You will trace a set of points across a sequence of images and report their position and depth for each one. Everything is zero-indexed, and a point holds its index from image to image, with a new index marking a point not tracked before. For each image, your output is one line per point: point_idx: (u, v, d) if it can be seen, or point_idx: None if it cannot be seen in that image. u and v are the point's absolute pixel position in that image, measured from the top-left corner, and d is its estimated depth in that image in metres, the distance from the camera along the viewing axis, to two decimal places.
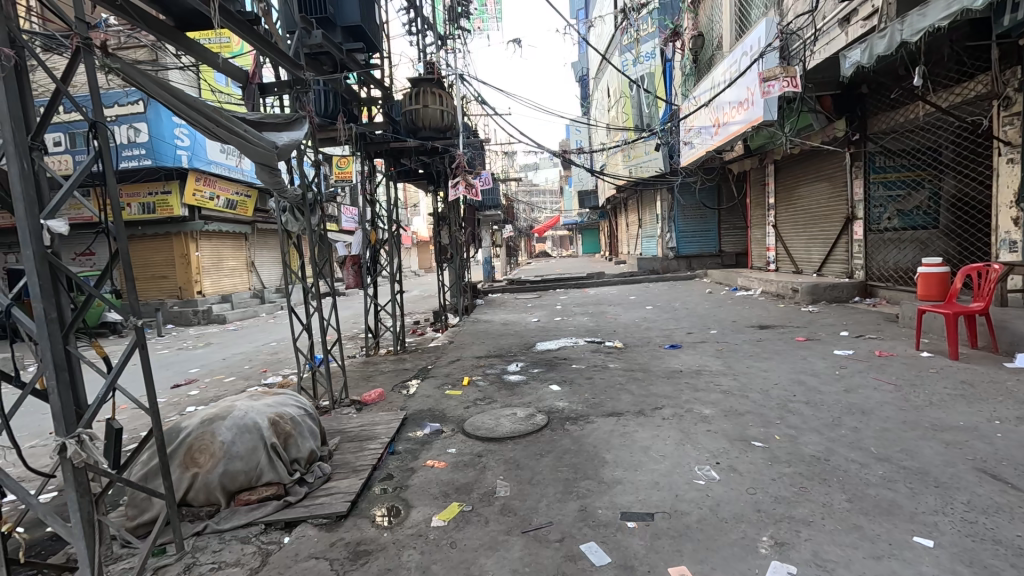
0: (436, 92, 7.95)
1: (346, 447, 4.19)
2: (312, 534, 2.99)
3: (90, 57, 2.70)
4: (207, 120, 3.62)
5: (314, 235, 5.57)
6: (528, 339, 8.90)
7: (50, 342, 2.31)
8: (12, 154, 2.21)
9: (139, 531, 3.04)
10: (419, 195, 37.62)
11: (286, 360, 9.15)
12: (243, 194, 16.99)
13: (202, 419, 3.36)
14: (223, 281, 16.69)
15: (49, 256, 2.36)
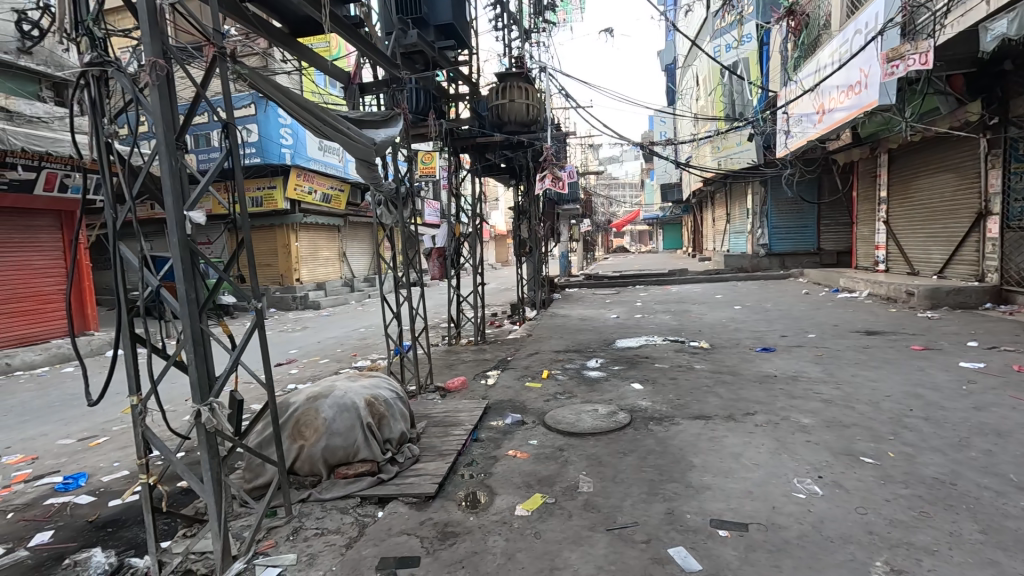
0: (523, 85, 7.99)
1: (432, 431, 4.36)
2: (403, 511, 3.16)
3: (226, 65, 3.01)
4: (316, 120, 3.90)
5: (406, 228, 5.85)
6: (608, 335, 8.75)
7: (190, 319, 2.61)
8: (164, 154, 2.50)
9: (255, 493, 3.37)
10: (498, 189, 38.33)
11: (374, 345, 9.71)
12: (337, 189, 18.16)
13: (308, 396, 3.63)
14: (319, 270, 17.99)
15: (191, 243, 2.67)
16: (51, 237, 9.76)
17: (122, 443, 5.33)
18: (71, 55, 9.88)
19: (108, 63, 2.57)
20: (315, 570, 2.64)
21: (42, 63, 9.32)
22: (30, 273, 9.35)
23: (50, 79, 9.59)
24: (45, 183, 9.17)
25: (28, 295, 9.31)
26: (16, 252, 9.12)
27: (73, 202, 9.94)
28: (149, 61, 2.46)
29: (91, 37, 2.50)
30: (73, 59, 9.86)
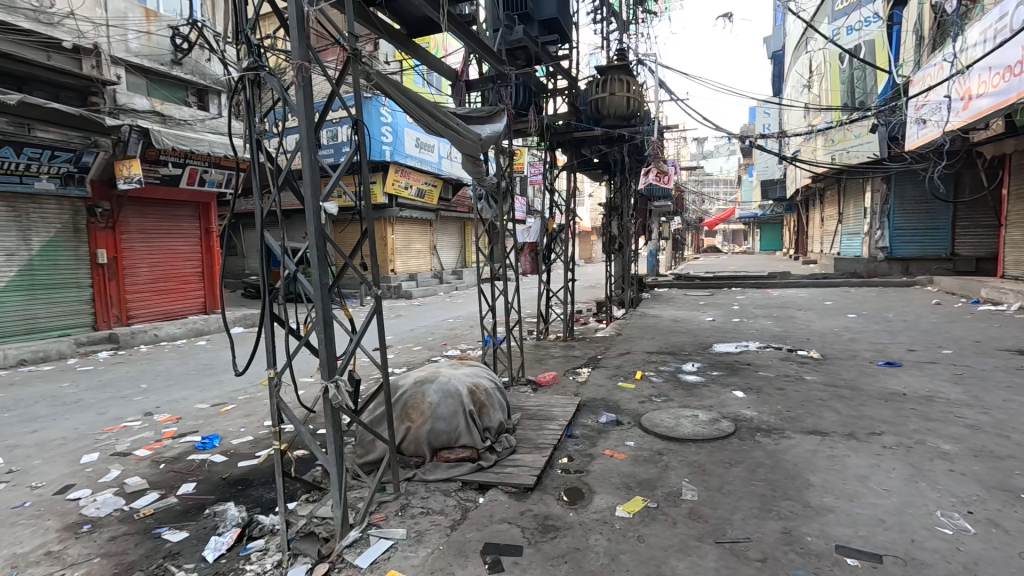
0: (624, 79, 7.87)
1: (528, 423, 4.41)
2: (503, 499, 3.22)
3: (356, 66, 3.22)
4: (430, 116, 4.07)
5: (505, 222, 5.96)
6: (703, 339, 8.35)
7: (322, 301, 2.83)
8: (306, 149, 2.73)
9: (367, 467, 3.60)
10: (586, 184, 37.75)
11: (464, 336, 10.01)
12: (431, 184, 18.91)
13: (415, 380, 3.81)
14: (411, 262, 18.91)
15: (325, 232, 2.89)
16: (191, 225, 11.07)
17: (246, 410, 5.94)
18: (213, 65, 11.06)
19: (261, 67, 2.85)
20: (423, 546, 2.77)
21: (189, 73, 10.49)
22: (174, 256, 10.71)
23: (195, 87, 10.74)
24: (188, 178, 10.38)
25: (172, 275, 10.67)
26: (164, 238, 10.50)
27: (209, 195, 11.16)
28: (298, 65, 2.70)
29: (249, 44, 2.78)
30: (214, 67, 11.01)
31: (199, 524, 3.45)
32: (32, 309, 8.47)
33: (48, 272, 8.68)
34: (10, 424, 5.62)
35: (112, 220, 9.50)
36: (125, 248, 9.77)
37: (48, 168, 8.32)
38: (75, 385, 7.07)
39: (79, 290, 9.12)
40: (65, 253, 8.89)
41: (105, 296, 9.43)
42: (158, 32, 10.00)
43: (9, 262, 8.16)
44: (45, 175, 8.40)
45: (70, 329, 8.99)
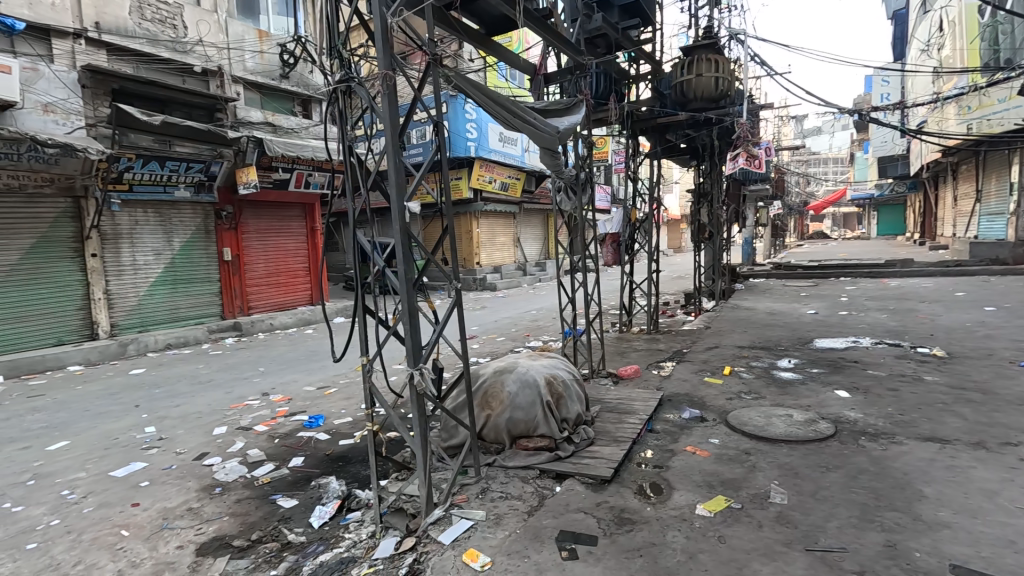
0: (712, 57, 7.41)
1: (607, 416, 4.40)
2: (579, 489, 3.26)
3: (436, 69, 3.37)
4: (506, 112, 4.13)
5: (584, 213, 5.92)
6: (803, 333, 7.72)
7: (406, 293, 3.03)
8: (391, 152, 2.93)
9: (450, 451, 3.81)
10: (674, 171, 36.10)
11: (545, 327, 10.12)
12: (514, 177, 19.13)
13: (494, 370, 3.95)
14: (496, 255, 19.33)
15: (409, 229, 3.08)
16: (298, 224, 12.17)
17: (346, 393, 6.50)
18: (315, 76, 11.97)
19: (351, 78, 3.10)
20: (501, 528, 2.90)
21: (296, 85, 11.43)
22: (285, 253, 11.87)
23: (301, 97, 11.70)
24: (296, 182, 11.42)
25: (283, 270, 11.83)
26: (276, 237, 11.67)
27: (313, 196, 12.21)
28: (383, 74, 2.90)
29: (341, 58, 3.05)
30: (316, 78, 11.91)
31: (307, 493, 3.87)
32: (175, 301, 9.83)
33: (186, 268, 10.01)
34: (160, 397, 6.64)
35: (234, 222, 10.72)
36: (246, 247, 11.01)
37: (185, 178, 9.57)
38: (209, 366, 8.14)
39: (209, 284, 10.42)
40: (198, 252, 10.19)
41: (230, 290, 10.70)
42: (270, 50, 10.98)
43: (156, 260, 9.53)
44: (183, 184, 9.68)
45: (204, 318, 10.33)
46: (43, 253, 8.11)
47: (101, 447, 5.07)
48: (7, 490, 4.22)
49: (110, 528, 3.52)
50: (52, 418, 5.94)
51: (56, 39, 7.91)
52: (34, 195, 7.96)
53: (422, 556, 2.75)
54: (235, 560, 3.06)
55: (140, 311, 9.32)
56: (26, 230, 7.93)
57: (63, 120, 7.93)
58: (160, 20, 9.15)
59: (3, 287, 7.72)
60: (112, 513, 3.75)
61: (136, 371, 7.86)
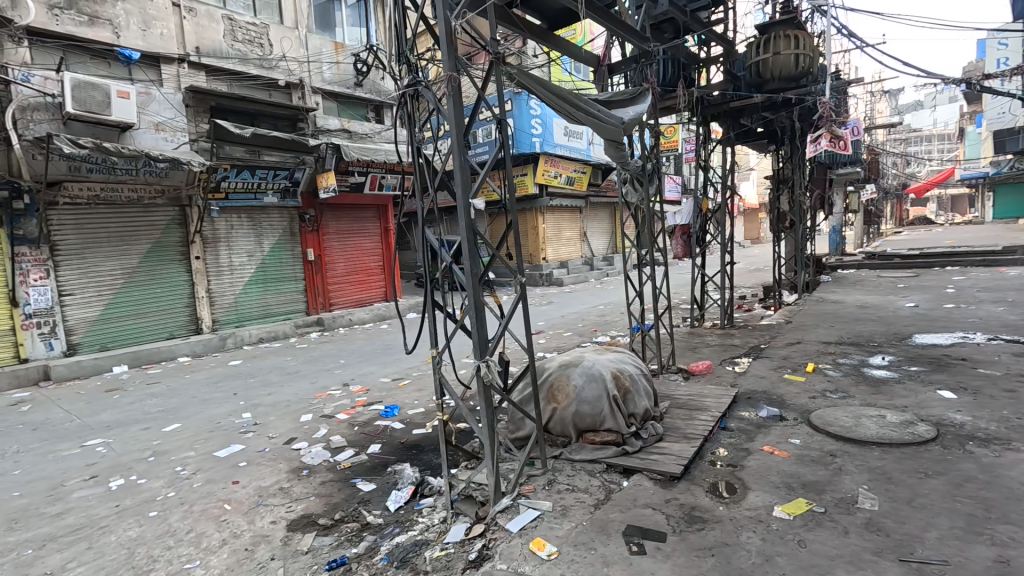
0: (791, 33, 6.89)
1: (677, 412, 4.28)
2: (648, 485, 3.21)
3: (499, 67, 3.41)
4: (569, 105, 4.10)
5: (652, 205, 5.77)
6: (901, 328, 7.05)
7: (472, 287, 3.11)
8: (456, 151, 3.03)
9: (517, 443, 3.88)
10: (750, 157, 34.07)
11: (613, 323, 9.96)
12: (580, 171, 18.91)
13: (559, 364, 3.96)
14: (562, 250, 19.24)
15: (474, 226, 3.17)
16: (373, 225, 12.80)
17: (419, 385, 6.78)
18: (386, 82, 12.49)
19: (418, 82, 3.24)
20: (568, 520, 2.92)
21: (369, 92, 12.02)
22: (362, 252, 12.53)
23: (373, 104, 12.27)
24: (370, 185, 12.02)
25: (360, 269, 12.51)
26: (354, 237, 12.35)
27: (386, 197, 12.77)
28: (448, 76, 3.00)
29: (409, 63, 3.19)
30: (387, 84, 12.42)
31: (383, 479, 4.10)
32: (266, 299, 10.70)
33: (275, 268, 10.85)
34: (255, 386, 7.29)
35: (316, 224, 11.48)
36: (326, 247, 11.74)
37: (273, 184, 10.37)
38: (296, 359, 8.80)
39: (296, 282, 11.22)
40: (285, 253, 11.00)
41: (313, 287, 11.48)
42: (345, 60, 11.61)
43: (249, 261, 10.41)
44: (271, 190, 10.48)
45: (292, 314, 11.15)
46: (156, 256, 9.12)
47: (207, 430, 5.65)
48: (133, 465, 4.82)
49: (216, 502, 3.94)
50: (166, 403, 6.70)
51: (164, 65, 8.85)
52: (150, 205, 9.00)
53: (490, 542, 2.84)
54: (321, 536, 3.32)
55: (237, 308, 10.24)
56: (144, 236, 8.97)
57: (172, 137, 8.89)
58: (250, 40, 9.94)
59: (126, 287, 8.79)
60: (216, 489, 4.18)
61: (235, 362, 8.66)
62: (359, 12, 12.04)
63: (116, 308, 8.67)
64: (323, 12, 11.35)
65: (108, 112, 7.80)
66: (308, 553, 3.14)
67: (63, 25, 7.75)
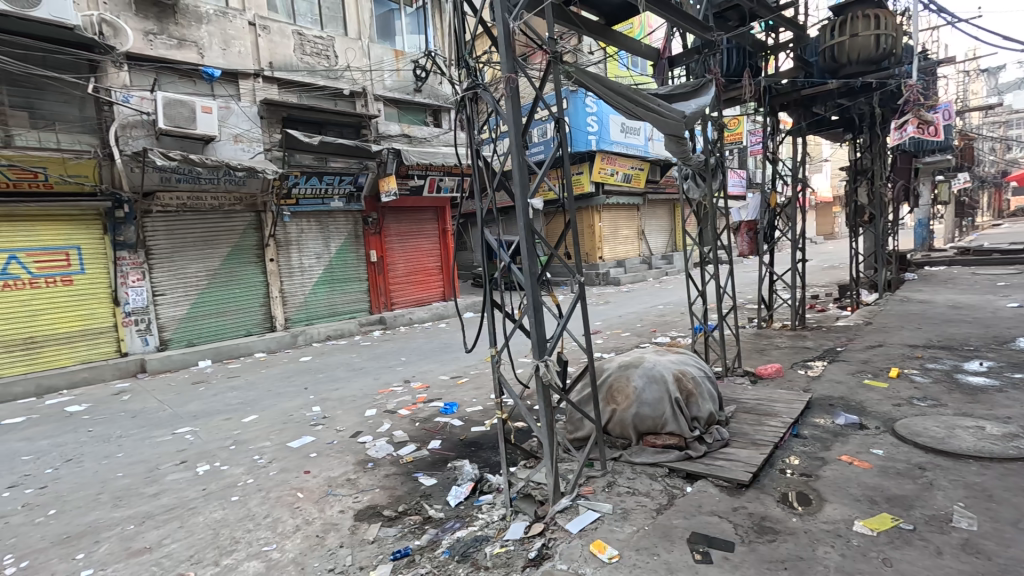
0: (871, 12, 6.34)
1: (744, 417, 4.10)
2: (714, 492, 3.10)
3: (558, 66, 3.40)
4: (628, 101, 4.02)
5: (715, 201, 5.55)
6: (1001, 331, 6.37)
7: (531, 287, 3.12)
8: (515, 151, 3.05)
9: (576, 443, 3.85)
10: (823, 147, 31.92)
11: (673, 323, 9.67)
12: (638, 168, 18.48)
13: (619, 364, 3.89)
14: (619, 248, 18.94)
15: (533, 225, 3.17)
16: (432, 227, 13.12)
17: (476, 384, 6.89)
18: (444, 87, 12.76)
19: (477, 85, 3.29)
20: (630, 523, 2.87)
21: (427, 97, 12.32)
22: (421, 253, 12.90)
23: (432, 108, 12.57)
24: (429, 187, 12.33)
25: (420, 269, 12.88)
26: (414, 238, 12.73)
27: (444, 199, 13.07)
28: (507, 78, 3.02)
29: (468, 67, 3.25)
30: (445, 89, 12.68)
31: (444, 474, 4.19)
32: (333, 299, 11.23)
33: (340, 269, 11.37)
34: (323, 381, 7.68)
35: (378, 227, 11.89)
36: (388, 248, 12.18)
37: (338, 190, 10.89)
38: (360, 356, 9.18)
39: (360, 282, 11.71)
40: (350, 254, 11.52)
41: (376, 288, 11.93)
42: (405, 67, 11.97)
43: (318, 262, 10.98)
44: (337, 195, 11.00)
45: (356, 313, 11.65)
46: (235, 259, 9.81)
47: (281, 422, 6.01)
48: (217, 452, 5.22)
49: (289, 490, 4.18)
50: (245, 396, 7.19)
51: (242, 80, 9.50)
52: (229, 212, 9.69)
53: (550, 542, 2.84)
54: (386, 527, 3.45)
55: (306, 307, 10.82)
56: (225, 240, 9.68)
57: (248, 147, 9.53)
58: (317, 53, 10.48)
59: (209, 288, 9.51)
60: (290, 477, 4.44)
61: (305, 359, 9.16)
62: (418, 19, 12.38)
63: (200, 307, 9.40)
64: (383, 22, 11.76)
65: (194, 126, 8.48)
66: (374, 543, 3.27)
67: (156, 49, 8.50)
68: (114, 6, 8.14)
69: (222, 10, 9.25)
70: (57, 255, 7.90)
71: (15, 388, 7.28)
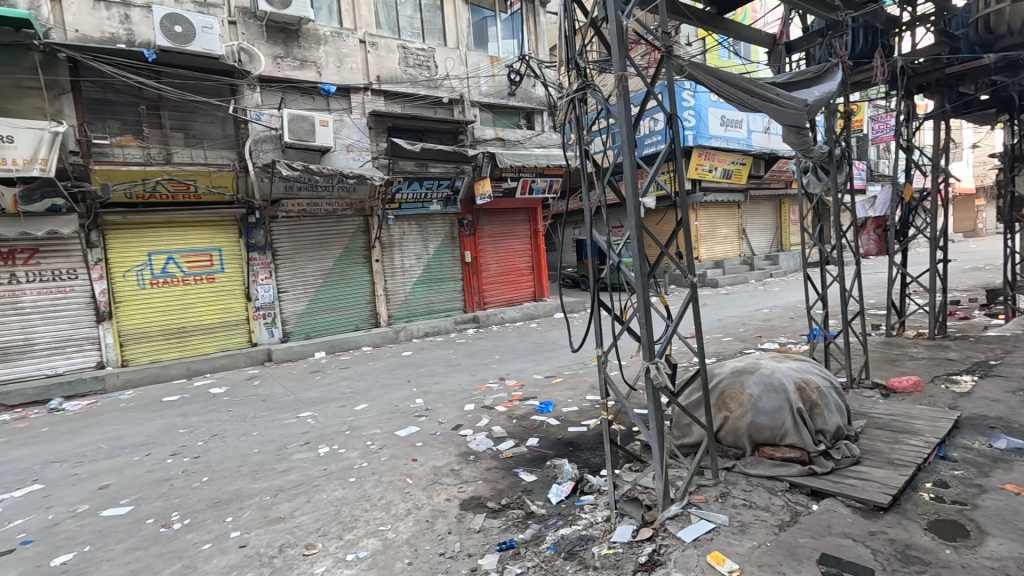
0: None
1: (877, 433, 3.72)
2: (845, 512, 2.85)
3: (670, 61, 3.31)
4: (745, 92, 3.80)
5: (840, 195, 5.08)
6: None
7: (641, 287, 3.07)
8: (627, 150, 3.01)
9: (684, 449, 3.73)
10: (964, 132, 27.85)
11: (781, 328, 8.98)
12: (740, 163, 17.34)
13: (732, 369, 3.70)
14: (717, 248, 17.94)
15: (643, 224, 3.11)
16: (523, 227, 13.31)
17: (571, 384, 6.87)
18: (538, 89, 12.86)
19: (587, 85, 3.30)
20: (749, 538, 2.72)
21: (521, 100, 12.50)
22: (513, 254, 13.13)
23: (525, 111, 12.74)
24: (522, 189, 12.48)
25: (512, 270, 13.11)
26: (506, 239, 12.99)
27: (536, 201, 13.20)
28: (619, 75, 3.00)
29: (579, 68, 3.27)
30: (538, 91, 12.79)
31: (544, 472, 4.25)
32: (430, 298, 11.79)
33: (438, 269, 11.91)
34: (424, 376, 8.09)
35: (473, 228, 12.29)
36: (482, 249, 12.55)
37: (437, 194, 11.42)
38: (457, 353, 9.54)
39: (455, 282, 12.18)
40: (446, 255, 12.02)
41: (470, 287, 12.33)
42: (500, 73, 12.25)
43: (417, 263, 11.59)
44: (436, 199, 11.54)
45: (451, 312, 12.13)
46: (346, 259, 10.64)
47: (388, 412, 6.43)
48: (335, 436, 5.71)
49: (400, 476, 4.47)
50: (356, 386, 7.79)
51: (353, 95, 10.27)
52: (341, 216, 10.54)
53: (661, 548, 2.78)
54: (491, 518, 3.57)
55: (407, 305, 11.48)
56: (337, 242, 10.53)
57: (359, 157, 10.30)
58: (419, 64, 11.05)
59: (324, 286, 10.39)
60: (400, 464, 4.74)
61: (406, 354, 9.71)
62: (512, 25, 12.62)
63: (316, 304, 10.31)
64: (479, 29, 12.12)
65: (313, 138, 9.32)
66: (480, 532, 3.40)
67: (282, 71, 9.46)
68: (250, 36, 9.20)
69: (337, 31, 10.08)
70: (204, 256, 9.10)
71: (171, 370, 8.49)
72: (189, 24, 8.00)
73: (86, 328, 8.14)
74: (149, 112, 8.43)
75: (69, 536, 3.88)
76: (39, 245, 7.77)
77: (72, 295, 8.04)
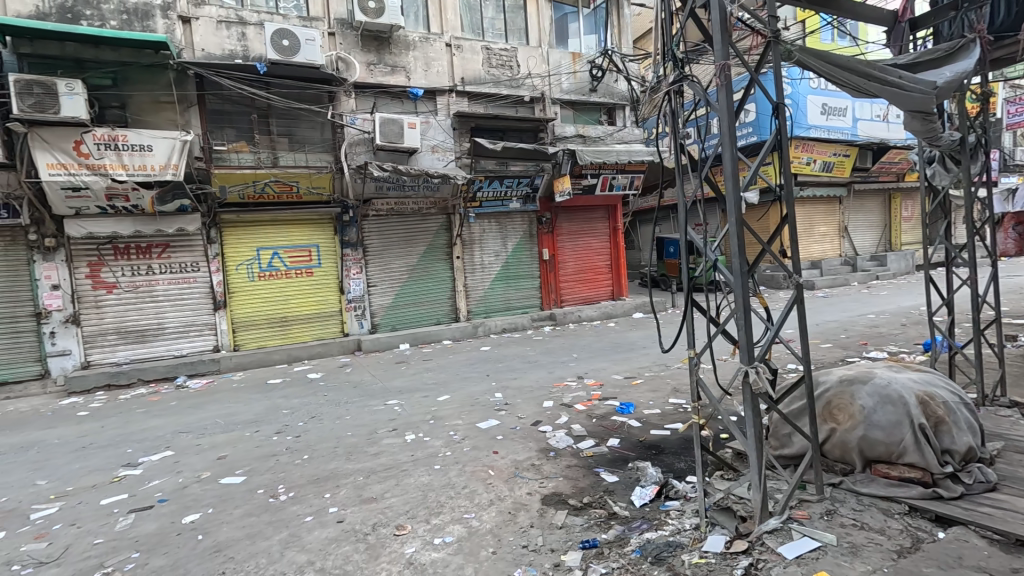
0: None
1: (1019, 459, 3.28)
2: (980, 544, 2.55)
3: (777, 47, 3.09)
4: (861, 77, 3.49)
5: (974, 187, 4.52)
6: None
7: (740, 285, 2.91)
8: (727, 142, 2.87)
9: (783, 460, 3.50)
10: None
11: (891, 336, 8.14)
12: (842, 154, 15.92)
13: (840, 378, 3.41)
14: (813, 247, 16.60)
15: (744, 220, 2.96)
16: (602, 225, 13.10)
17: (653, 386, 6.68)
18: (620, 84, 12.59)
19: (684, 77, 3.18)
20: (863, 561, 2.51)
21: (603, 95, 12.31)
22: (591, 252, 12.97)
23: (607, 107, 12.53)
24: (601, 186, 12.24)
25: (589, 268, 12.96)
26: (584, 237, 12.87)
27: (616, 198, 12.94)
28: (720, 65, 2.86)
29: (675, 59, 3.16)
30: (621, 86, 12.52)
31: (626, 473, 4.17)
32: (508, 295, 11.97)
33: (516, 266, 12.05)
34: (502, 371, 8.22)
35: (551, 226, 12.31)
36: (560, 247, 12.52)
37: (516, 192, 11.55)
38: (534, 350, 9.61)
39: (533, 280, 12.26)
40: (525, 253, 12.13)
41: (547, 285, 12.35)
42: (582, 69, 12.12)
43: (496, 260, 11.81)
44: (515, 197, 11.68)
45: (528, 309, 12.23)
46: (429, 256, 11.07)
47: (469, 404, 6.62)
48: (420, 424, 5.98)
49: (482, 466, 4.58)
50: (438, 378, 8.10)
51: (439, 97, 10.63)
52: (425, 215, 10.97)
53: (760, 562, 2.63)
54: (573, 515, 3.57)
55: (485, 301, 11.73)
56: (421, 240, 10.98)
57: (443, 157, 10.67)
58: (502, 64, 11.22)
59: (409, 281, 10.88)
60: (482, 455, 4.87)
61: (484, 349, 9.93)
62: (594, 20, 12.44)
63: (401, 298, 10.82)
64: (560, 26, 12.08)
65: (402, 140, 9.77)
66: (562, 528, 3.41)
67: (375, 77, 10.00)
68: (347, 45, 9.80)
69: (426, 36, 10.48)
70: (304, 251, 9.87)
71: (274, 356, 9.29)
72: (295, 37, 8.69)
73: (205, 315, 9.13)
74: (259, 120, 9.25)
75: (195, 498, 4.38)
76: (170, 241, 8.80)
77: (194, 285, 9.05)
